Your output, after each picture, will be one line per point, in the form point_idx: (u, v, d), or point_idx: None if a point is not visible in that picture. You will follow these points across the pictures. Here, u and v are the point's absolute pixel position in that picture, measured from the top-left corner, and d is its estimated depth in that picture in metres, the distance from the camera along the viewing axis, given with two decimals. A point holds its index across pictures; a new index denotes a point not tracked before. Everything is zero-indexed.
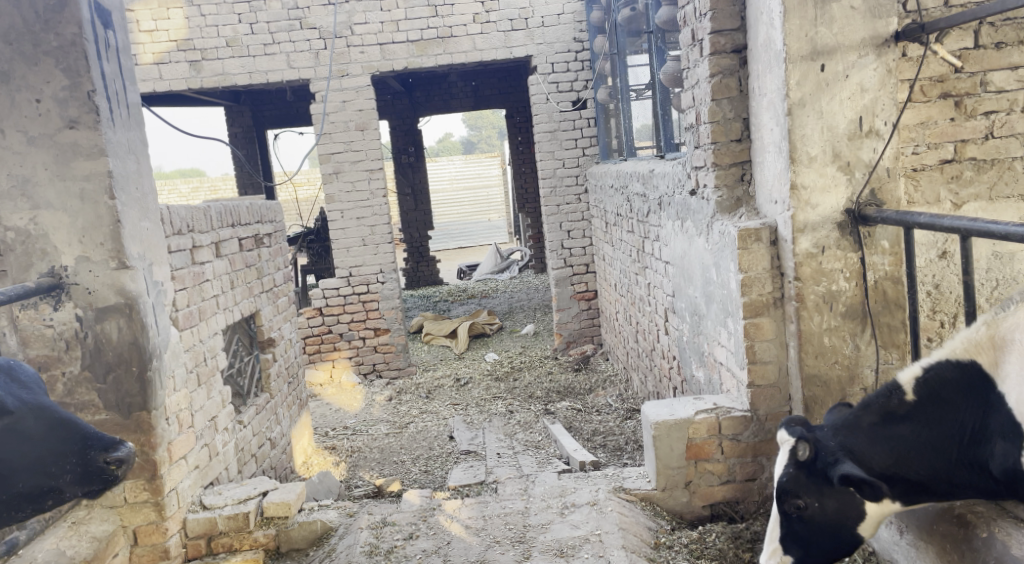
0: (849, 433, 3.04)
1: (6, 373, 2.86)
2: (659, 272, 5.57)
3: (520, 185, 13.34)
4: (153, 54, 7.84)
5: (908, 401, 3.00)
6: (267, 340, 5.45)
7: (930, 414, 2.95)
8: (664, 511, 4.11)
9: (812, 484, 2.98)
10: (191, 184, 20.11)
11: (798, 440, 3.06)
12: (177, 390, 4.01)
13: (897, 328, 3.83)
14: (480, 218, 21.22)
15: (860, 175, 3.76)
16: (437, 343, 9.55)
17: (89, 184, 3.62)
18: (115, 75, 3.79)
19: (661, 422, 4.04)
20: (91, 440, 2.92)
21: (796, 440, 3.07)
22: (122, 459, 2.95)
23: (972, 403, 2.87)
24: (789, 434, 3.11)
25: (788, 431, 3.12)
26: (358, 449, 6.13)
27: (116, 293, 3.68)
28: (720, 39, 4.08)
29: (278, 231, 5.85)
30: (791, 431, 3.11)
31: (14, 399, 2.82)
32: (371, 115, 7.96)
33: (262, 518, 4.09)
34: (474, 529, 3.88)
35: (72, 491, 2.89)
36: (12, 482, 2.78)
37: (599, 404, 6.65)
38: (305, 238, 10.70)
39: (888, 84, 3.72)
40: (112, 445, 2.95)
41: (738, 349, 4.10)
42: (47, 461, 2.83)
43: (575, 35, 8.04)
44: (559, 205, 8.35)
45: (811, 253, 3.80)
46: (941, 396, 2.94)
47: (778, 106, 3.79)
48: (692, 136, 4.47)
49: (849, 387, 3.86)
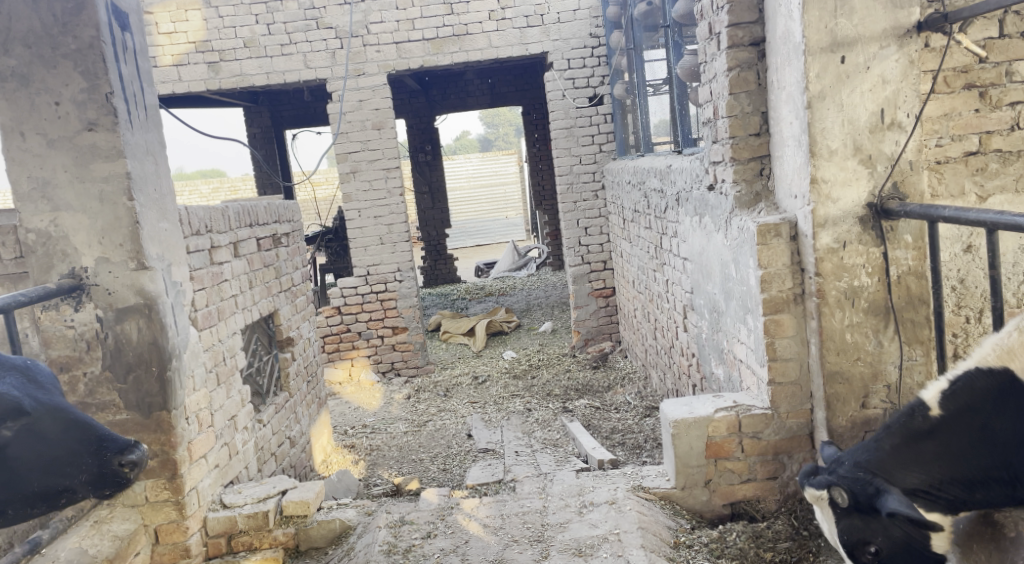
0: (874, 463, 2.95)
1: (22, 374, 2.87)
2: (677, 268, 5.55)
3: (537, 182, 13.32)
4: (172, 56, 7.89)
5: (934, 417, 2.94)
6: (286, 339, 5.48)
7: (963, 427, 2.88)
8: (684, 510, 4.09)
9: (861, 523, 2.84)
10: (211, 185, 20.23)
11: (830, 487, 2.93)
12: (196, 390, 4.03)
13: (921, 324, 3.80)
14: (498, 215, 21.22)
15: (882, 168, 3.73)
16: (455, 341, 9.56)
17: (108, 185, 3.64)
18: (133, 77, 3.81)
19: (680, 421, 4.02)
20: (105, 442, 2.95)
21: (828, 489, 2.94)
22: (136, 461, 2.97)
23: (1007, 411, 2.81)
24: (817, 486, 2.98)
25: (816, 483, 2.99)
26: (377, 448, 6.15)
27: (136, 294, 3.70)
28: (738, 32, 4.07)
29: (296, 231, 5.87)
30: (818, 482, 2.98)
31: (32, 400, 2.84)
32: (388, 114, 7.97)
33: (281, 517, 4.09)
34: (492, 528, 3.87)
35: (84, 491, 2.91)
36: (25, 481, 2.78)
37: (618, 402, 6.63)
38: (324, 238, 10.74)
39: (910, 75, 3.68)
40: (127, 447, 2.98)
41: (758, 346, 4.07)
42: (63, 462, 2.85)
43: (592, 31, 8.01)
44: (576, 202, 8.34)
45: (832, 248, 3.77)
46: (973, 406, 2.87)
47: (797, 100, 3.76)
48: (709, 131, 4.44)
49: (871, 383, 3.83)
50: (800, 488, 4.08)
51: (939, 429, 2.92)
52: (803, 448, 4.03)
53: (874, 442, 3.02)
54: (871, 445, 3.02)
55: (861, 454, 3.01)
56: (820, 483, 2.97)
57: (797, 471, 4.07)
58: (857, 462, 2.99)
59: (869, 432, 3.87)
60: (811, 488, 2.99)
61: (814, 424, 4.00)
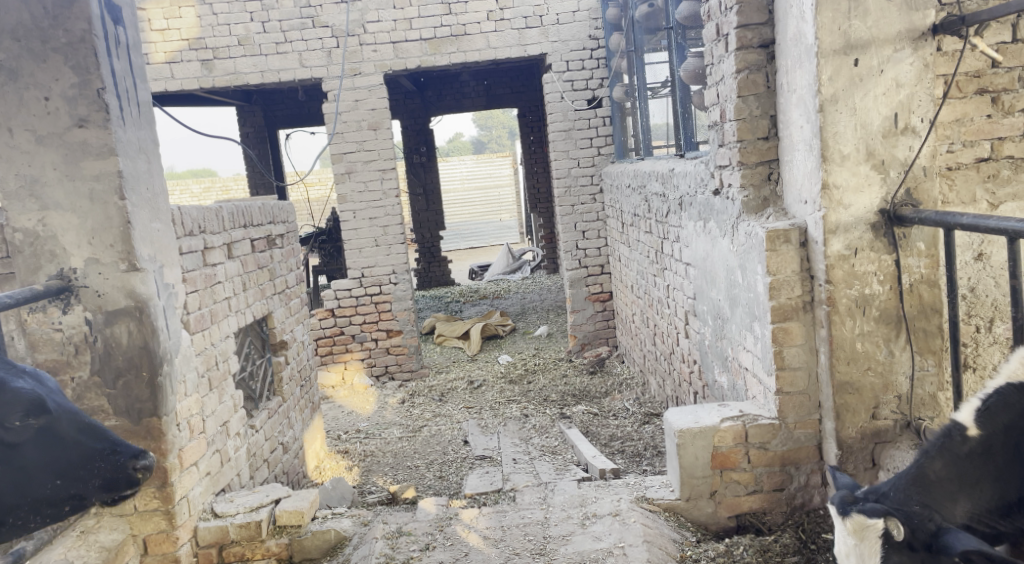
0: (923, 497, 2.80)
1: (35, 377, 2.88)
2: (679, 273, 5.45)
3: (533, 184, 13.23)
4: (165, 53, 7.77)
5: (972, 437, 2.88)
6: (279, 342, 5.36)
7: (1005, 450, 2.84)
8: (689, 522, 3.99)
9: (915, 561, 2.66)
10: (203, 185, 20.03)
11: (887, 516, 2.70)
12: (188, 395, 3.91)
13: (933, 334, 3.71)
14: (491, 218, 21.10)
15: (895, 173, 3.64)
16: (450, 345, 9.45)
17: (98, 183, 3.53)
18: (125, 72, 3.69)
19: (685, 430, 3.92)
20: (119, 446, 3.03)
21: (883, 518, 2.70)
22: (146, 466, 3.10)
23: None
24: (868, 512, 2.73)
25: (865, 509, 2.74)
26: (371, 453, 6.03)
27: (126, 297, 3.58)
28: (747, 34, 3.98)
29: (291, 231, 5.75)
30: (869, 509, 2.73)
31: (53, 402, 2.89)
32: (384, 114, 7.86)
33: (274, 527, 3.97)
34: (493, 540, 3.77)
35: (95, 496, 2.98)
36: (38, 485, 2.83)
37: (616, 408, 6.54)
38: (317, 239, 10.62)
39: (924, 79, 3.60)
40: (138, 452, 3.08)
41: (766, 354, 3.98)
42: (78, 465, 2.91)
43: (591, 33, 7.91)
44: (574, 206, 8.24)
45: (843, 255, 3.68)
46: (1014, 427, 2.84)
47: (809, 103, 3.67)
48: (716, 134, 4.34)
49: (882, 394, 3.74)
50: (807, 500, 3.99)
51: (979, 451, 2.86)
52: (810, 460, 3.94)
53: (914, 467, 2.89)
54: (911, 472, 2.87)
55: (903, 483, 2.85)
56: (871, 510, 2.73)
57: (804, 482, 3.98)
58: (905, 495, 2.81)
59: (879, 444, 3.78)
60: (858, 514, 2.73)
61: (822, 435, 3.90)
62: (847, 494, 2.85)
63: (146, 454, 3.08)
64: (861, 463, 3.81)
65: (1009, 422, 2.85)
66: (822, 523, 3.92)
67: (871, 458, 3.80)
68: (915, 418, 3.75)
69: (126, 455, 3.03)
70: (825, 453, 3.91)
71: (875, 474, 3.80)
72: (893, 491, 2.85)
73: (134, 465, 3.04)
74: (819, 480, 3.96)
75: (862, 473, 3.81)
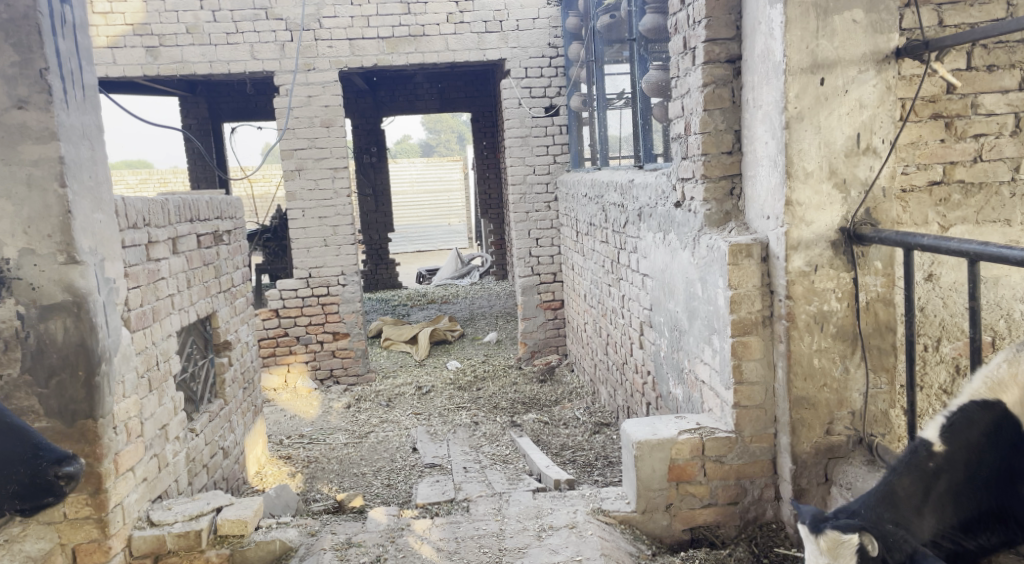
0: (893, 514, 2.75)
1: None
2: (635, 284, 5.39)
3: (484, 190, 13.14)
4: (107, 37, 7.48)
5: (938, 453, 2.82)
6: (223, 342, 5.16)
7: (966, 465, 2.81)
8: (644, 535, 3.90)
9: None
10: (139, 176, 19.49)
11: (861, 531, 2.63)
12: (126, 397, 3.71)
13: (887, 352, 3.69)
14: (440, 221, 20.98)
15: (856, 193, 3.62)
16: (397, 349, 9.29)
17: (37, 169, 3.32)
18: (71, 53, 3.48)
19: (644, 442, 3.83)
20: (43, 450, 3.08)
21: (858, 533, 2.63)
22: (71, 473, 3.14)
23: (1002, 450, 2.80)
24: (842, 527, 2.66)
25: (840, 525, 2.67)
26: (315, 459, 5.85)
27: (63, 291, 3.38)
28: (715, 48, 3.93)
29: (238, 227, 5.56)
30: (843, 524, 2.66)
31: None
32: (337, 111, 7.69)
33: (216, 537, 3.80)
34: (446, 552, 3.64)
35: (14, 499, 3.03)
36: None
37: (566, 417, 6.46)
38: (262, 237, 10.37)
39: (887, 102, 3.58)
40: (64, 459, 3.13)
41: (723, 368, 3.92)
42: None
43: (550, 41, 7.85)
44: (528, 213, 8.15)
45: (803, 271, 3.64)
46: (974, 441, 2.81)
47: (774, 119, 3.63)
48: (679, 146, 4.28)
49: (836, 410, 3.71)
50: (760, 514, 3.93)
51: (943, 467, 2.80)
52: (764, 472, 3.88)
53: (883, 485, 2.83)
54: (880, 490, 2.82)
55: (874, 501, 2.79)
56: (847, 526, 2.66)
57: (758, 496, 3.92)
58: (876, 515, 2.75)
59: (832, 459, 3.74)
60: (833, 529, 2.66)
61: (777, 449, 3.85)
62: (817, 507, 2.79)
63: (69, 462, 3.13)
64: (814, 478, 3.75)
65: (976, 441, 2.81)
66: (775, 537, 3.86)
67: (825, 473, 3.75)
68: (867, 435, 3.71)
69: (49, 462, 3.08)
70: (779, 466, 3.86)
71: (828, 490, 3.75)
72: (864, 510, 2.78)
73: (56, 471, 3.09)
74: (773, 494, 3.90)
75: (815, 488, 3.76)
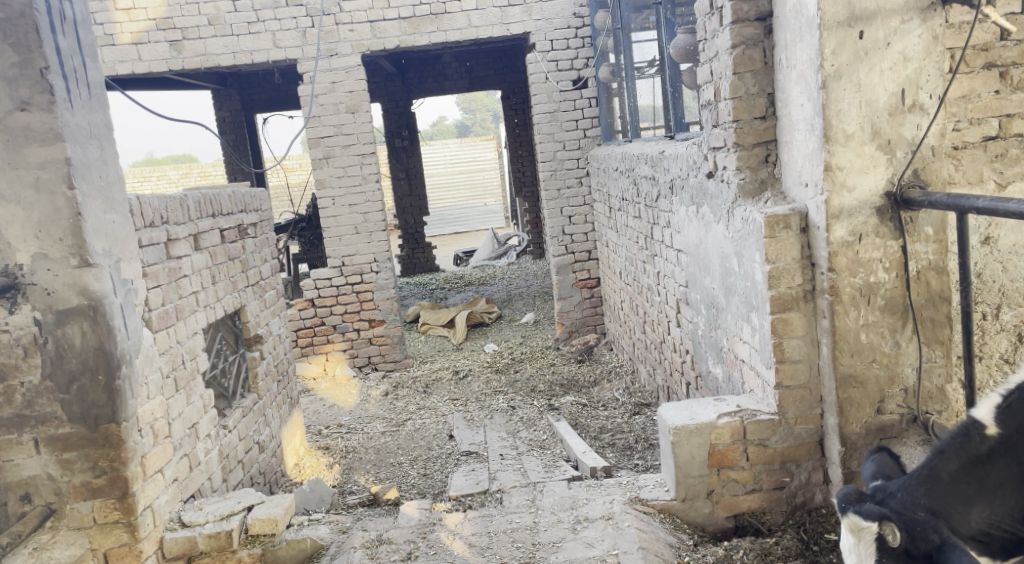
0: (933, 499, 2.40)
1: None
2: (670, 260, 5.22)
3: (518, 168, 12.96)
4: (131, 33, 7.44)
5: (994, 436, 2.44)
6: (254, 336, 5.10)
7: None
8: (685, 524, 3.77)
9: None
10: (181, 171, 19.61)
11: (882, 520, 2.35)
12: (151, 398, 3.66)
13: (941, 323, 3.50)
14: (477, 202, 20.83)
15: (902, 154, 3.41)
16: (435, 333, 9.21)
17: (44, 171, 3.27)
18: (73, 50, 3.42)
19: (681, 427, 3.70)
20: None
21: (879, 521, 2.35)
22: None
23: None
24: (862, 513, 2.37)
25: (862, 510, 2.39)
26: (353, 449, 5.80)
27: (78, 294, 3.34)
28: (743, 6, 3.73)
29: (265, 219, 5.49)
30: (865, 509, 2.38)
31: None
32: (362, 96, 7.58)
33: (247, 536, 3.75)
34: (479, 548, 3.54)
35: None
36: None
37: (605, 398, 6.34)
38: (297, 226, 10.34)
39: (933, 53, 3.36)
40: None
41: (764, 346, 3.75)
42: None
43: (575, 11, 7.65)
44: (560, 190, 8.00)
45: (847, 241, 3.45)
46: None
47: (810, 79, 3.43)
48: (710, 114, 4.10)
49: (887, 387, 3.53)
50: (809, 499, 3.77)
51: (1002, 451, 2.42)
52: (811, 456, 3.72)
53: (926, 465, 2.48)
54: (923, 473, 2.46)
55: (913, 483, 2.44)
56: (868, 510, 2.37)
57: (805, 481, 3.76)
58: (912, 498, 2.42)
59: (884, 439, 3.57)
60: (854, 514, 2.39)
61: (824, 431, 3.68)
62: (886, 467, 2.61)
63: None
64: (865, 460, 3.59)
65: None
66: (825, 523, 3.70)
67: None
68: (923, 413, 3.53)
69: None
70: (827, 449, 3.69)
71: None
72: (899, 491, 2.46)
73: None
74: (821, 478, 3.74)
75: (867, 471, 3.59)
